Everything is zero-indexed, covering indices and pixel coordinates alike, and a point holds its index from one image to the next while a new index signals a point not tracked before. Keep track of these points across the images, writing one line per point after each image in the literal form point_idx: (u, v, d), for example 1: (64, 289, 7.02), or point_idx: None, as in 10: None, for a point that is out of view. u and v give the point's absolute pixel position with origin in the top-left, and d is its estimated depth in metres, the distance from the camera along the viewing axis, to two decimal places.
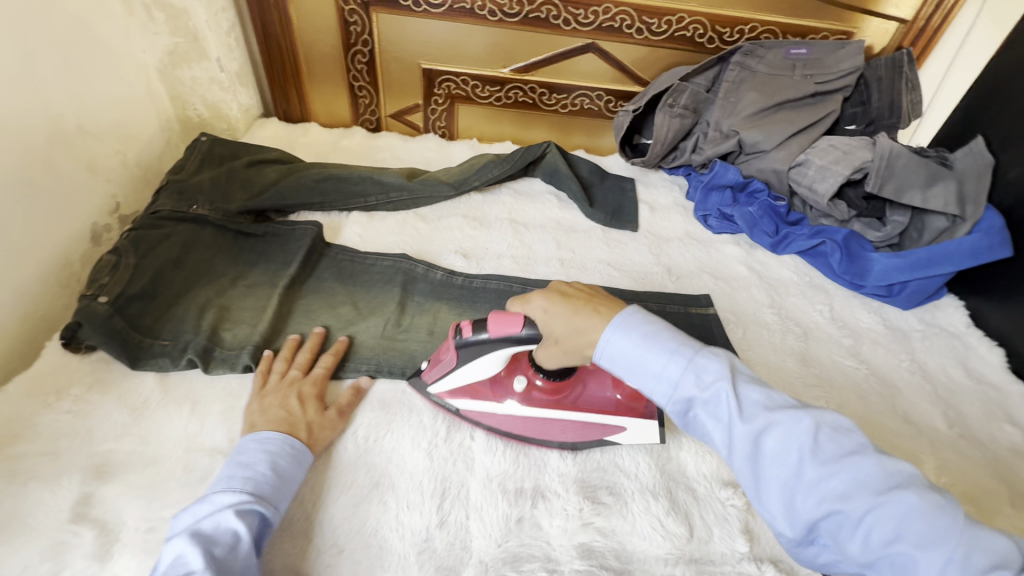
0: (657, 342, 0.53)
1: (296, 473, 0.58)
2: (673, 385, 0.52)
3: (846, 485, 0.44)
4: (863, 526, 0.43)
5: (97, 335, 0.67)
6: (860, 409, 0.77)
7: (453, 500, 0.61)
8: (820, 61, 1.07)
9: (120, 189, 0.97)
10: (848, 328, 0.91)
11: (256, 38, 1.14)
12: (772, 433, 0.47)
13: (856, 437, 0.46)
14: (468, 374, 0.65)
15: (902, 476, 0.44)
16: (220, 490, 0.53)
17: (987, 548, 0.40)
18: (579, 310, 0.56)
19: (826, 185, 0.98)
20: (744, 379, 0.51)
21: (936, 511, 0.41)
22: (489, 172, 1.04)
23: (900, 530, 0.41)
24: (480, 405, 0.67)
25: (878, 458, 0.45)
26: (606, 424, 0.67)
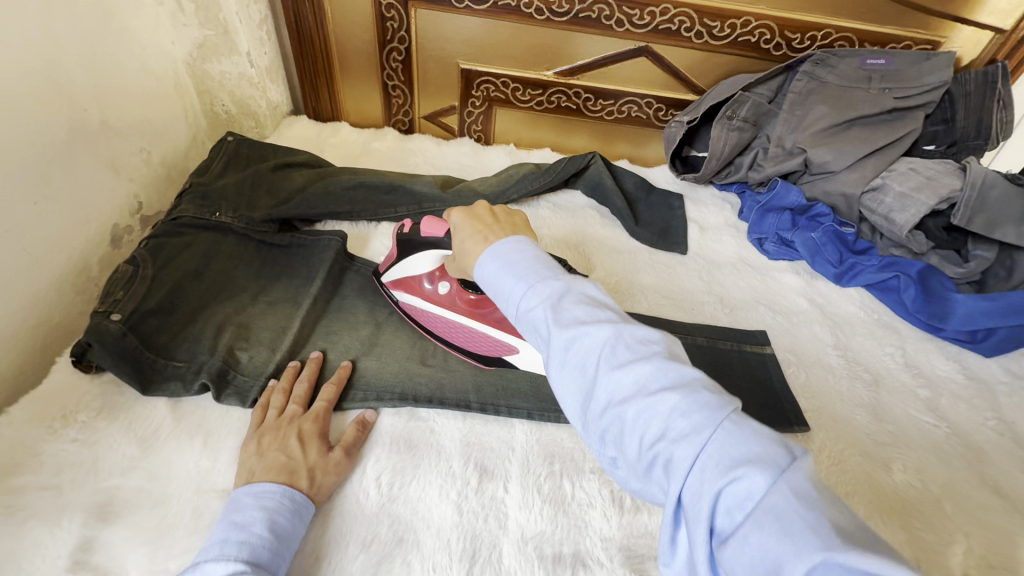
0: (512, 268, 0.48)
1: (296, 531, 0.52)
2: (511, 299, 0.47)
3: (632, 391, 0.39)
4: (641, 430, 0.37)
5: (107, 356, 0.62)
6: (941, 476, 0.68)
7: (482, 563, 0.55)
8: (901, 72, 0.95)
9: (143, 188, 0.93)
10: (924, 377, 0.81)
11: (289, 32, 1.08)
12: (577, 341, 0.42)
13: (657, 348, 0.41)
14: (405, 265, 0.74)
15: (686, 381, 0.38)
16: (212, 559, 0.47)
17: (756, 447, 0.34)
18: (476, 234, 0.55)
19: (906, 215, 0.87)
20: (574, 296, 0.45)
21: (712, 413, 0.36)
22: (530, 184, 0.97)
23: (667, 427, 0.36)
24: (410, 299, 0.76)
25: (671, 365, 0.39)
26: (502, 343, 0.71)
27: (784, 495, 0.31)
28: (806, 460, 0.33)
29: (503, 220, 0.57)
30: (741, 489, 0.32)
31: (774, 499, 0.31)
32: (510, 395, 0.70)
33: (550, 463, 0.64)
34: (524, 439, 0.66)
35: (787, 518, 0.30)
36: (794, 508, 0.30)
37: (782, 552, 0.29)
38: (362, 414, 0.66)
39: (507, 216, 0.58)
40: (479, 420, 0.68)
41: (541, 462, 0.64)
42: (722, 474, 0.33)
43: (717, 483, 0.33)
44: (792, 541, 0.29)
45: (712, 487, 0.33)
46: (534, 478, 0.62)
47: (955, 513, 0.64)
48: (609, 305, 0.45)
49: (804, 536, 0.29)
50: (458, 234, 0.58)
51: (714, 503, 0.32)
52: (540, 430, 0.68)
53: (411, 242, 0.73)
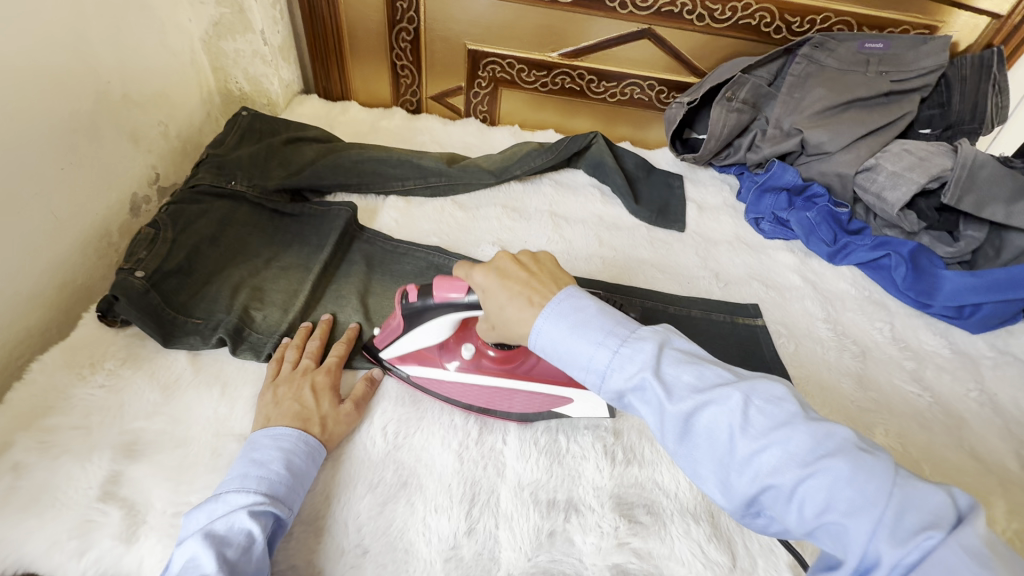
0: (582, 329, 0.49)
1: (310, 470, 0.56)
2: (599, 369, 0.48)
3: (778, 459, 0.40)
4: (797, 498, 0.39)
5: (132, 310, 0.66)
6: (921, 440, 0.71)
7: (482, 506, 0.59)
8: (899, 56, 0.97)
9: (160, 160, 0.97)
10: (911, 351, 0.84)
11: (301, 11, 1.11)
12: (703, 410, 0.43)
13: (789, 406, 0.42)
14: (415, 340, 0.65)
15: (836, 442, 0.39)
16: (233, 490, 0.51)
17: (925, 509, 0.35)
18: (516, 296, 0.53)
19: (897, 194, 0.90)
20: (672, 357, 0.47)
21: (872, 476, 0.37)
22: (532, 162, 1.00)
23: (830, 500, 0.37)
24: (430, 373, 0.67)
25: (813, 426, 0.40)
26: (552, 395, 0.66)
27: (960, 554, 0.32)
28: (977, 514, 0.34)
29: (535, 269, 0.55)
30: (917, 552, 0.33)
31: (950, 559, 0.32)
32: None
33: (547, 420, 0.67)
34: None
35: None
36: (970, 567, 0.31)
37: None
38: (370, 370, 0.70)
39: (533, 263, 0.56)
40: None
41: (538, 418, 0.68)
42: (900, 543, 0.34)
43: (895, 549, 0.34)
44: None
45: (892, 557, 0.34)
46: (532, 433, 0.66)
47: (933, 475, 0.68)
48: (712, 362, 0.46)
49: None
50: (494, 299, 0.54)
51: (894, 569, 0.34)
52: None
53: (424, 313, 0.62)
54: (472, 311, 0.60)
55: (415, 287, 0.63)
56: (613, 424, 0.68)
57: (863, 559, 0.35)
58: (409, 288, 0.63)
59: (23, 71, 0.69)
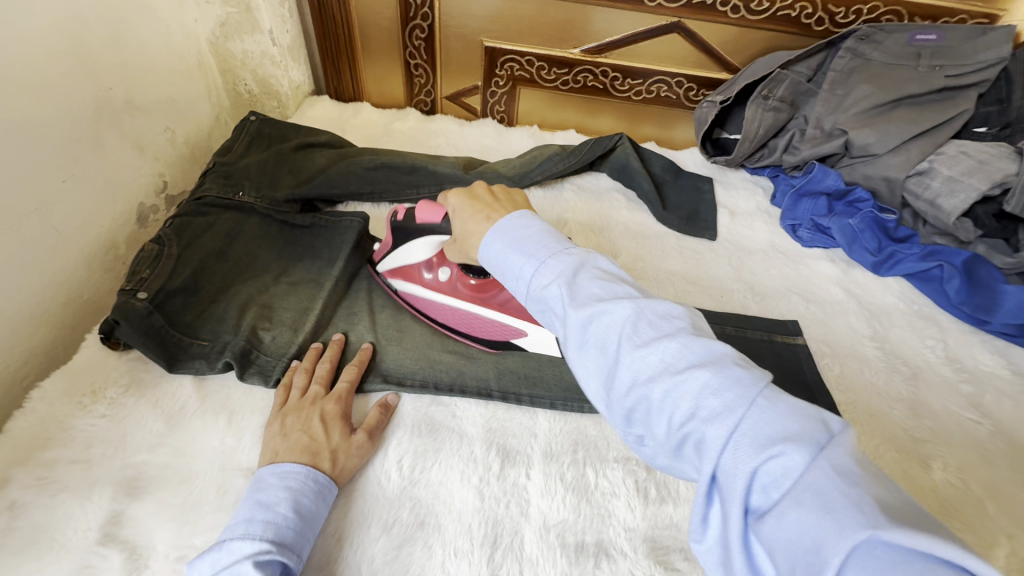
0: (518, 246, 0.48)
1: (320, 512, 0.52)
2: (522, 277, 0.46)
3: (655, 368, 0.37)
4: (668, 409, 0.36)
5: (134, 334, 0.63)
6: (983, 475, 0.65)
7: (505, 549, 0.54)
8: (953, 49, 0.89)
9: (167, 168, 0.93)
10: (967, 372, 0.77)
11: (311, 10, 1.07)
12: (595, 320, 0.41)
13: (679, 322, 0.40)
14: (400, 256, 0.73)
15: (715, 357, 0.37)
16: (238, 537, 0.47)
17: (795, 423, 0.32)
18: (476, 214, 0.54)
19: (954, 201, 0.82)
20: (589, 272, 0.44)
21: (744, 389, 0.34)
22: (553, 166, 0.95)
23: (696, 407, 0.35)
24: (409, 287, 0.75)
25: (695, 339, 0.38)
26: (511, 327, 0.71)
27: (827, 473, 0.30)
28: (847, 436, 0.32)
29: (501, 196, 0.56)
30: (777, 466, 0.31)
31: (814, 476, 0.30)
32: (532, 384, 0.68)
33: (573, 451, 0.63)
34: (547, 426, 0.65)
35: (828, 497, 0.29)
36: (837, 485, 0.29)
37: (824, 531, 0.28)
38: (383, 398, 0.65)
39: (505, 192, 0.57)
40: (500, 406, 0.67)
41: (564, 449, 0.63)
42: (757, 452, 0.32)
43: (751, 459, 0.32)
44: (835, 520, 0.28)
45: (746, 467, 0.32)
46: (558, 466, 0.61)
47: (999, 515, 0.61)
48: (625, 279, 0.44)
49: (846, 514, 0.28)
50: (461, 218, 0.56)
51: (749, 480, 0.32)
52: (564, 418, 0.66)
53: (408, 231, 0.70)
54: (446, 236, 0.67)
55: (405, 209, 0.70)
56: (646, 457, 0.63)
57: (718, 469, 0.33)
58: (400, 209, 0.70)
59: (19, 79, 0.66)
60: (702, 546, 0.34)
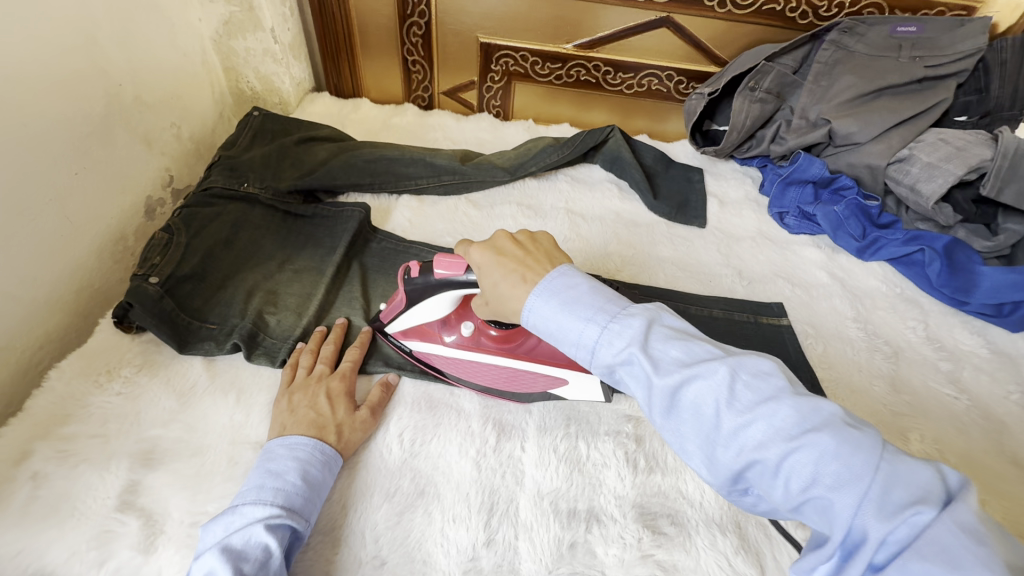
0: (572, 306, 0.49)
1: (326, 482, 0.55)
2: (584, 344, 0.48)
3: (763, 433, 0.39)
4: (783, 474, 0.39)
5: (146, 317, 0.66)
6: (958, 446, 0.68)
7: (501, 517, 0.57)
8: (933, 40, 0.93)
9: (173, 162, 0.96)
10: (946, 351, 0.80)
11: (311, 8, 1.10)
12: (689, 384, 0.42)
13: (776, 381, 0.41)
14: (418, 316, 0.67)
15: (823, 417, 0.39)
16: (250, 502, 0.50)
17: (914, 481, 0.35)
18: (510, 273, 0.53)
19: (932, 186, 0.85)
20: (661, 332, 0.46)
21: (861, 451, 0.36)
22: (547, 158, 0.98)
23: (815, 474, 0.37)
24: (430, 348, 0.69)
25: (798, 401, 0.40)
26: (548, 377, 0.66)
27: (952, 530, 0.32)
28: (969, 490, 0.34)
29: (531, 249, 0.55)
30: (906, 527, 0.33)
31: (940, 533, 0.32)
32: None
33: (566, 426, 0.66)
34: (540, 403, 0.68)
35: (957, 553, 0.31)
36: (964, 543, 0.31)
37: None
38: (385, 376, 0.68)
39: (531, 243, 0.56)
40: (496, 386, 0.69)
41: (558, 424, 0.66)
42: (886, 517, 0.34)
43: (881, 524, 0.34)
44: None
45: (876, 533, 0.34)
46: (552, 439, 0.64)
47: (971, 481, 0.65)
48: (701, 337, 0.46)
49: (979, 572, 0.30)
50: (490, 277, 0.54)
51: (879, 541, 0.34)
52: (557, 397, 0.69)
53: (426, 289, 0.63)
54: (472, 289, 0.60)
55: (419, 263, 0.64)
56: (635, 430, 0.66)
57: (845, 532, 0.35)
58: (414, 264, 0.64)
59: (34, 76, 0.69)
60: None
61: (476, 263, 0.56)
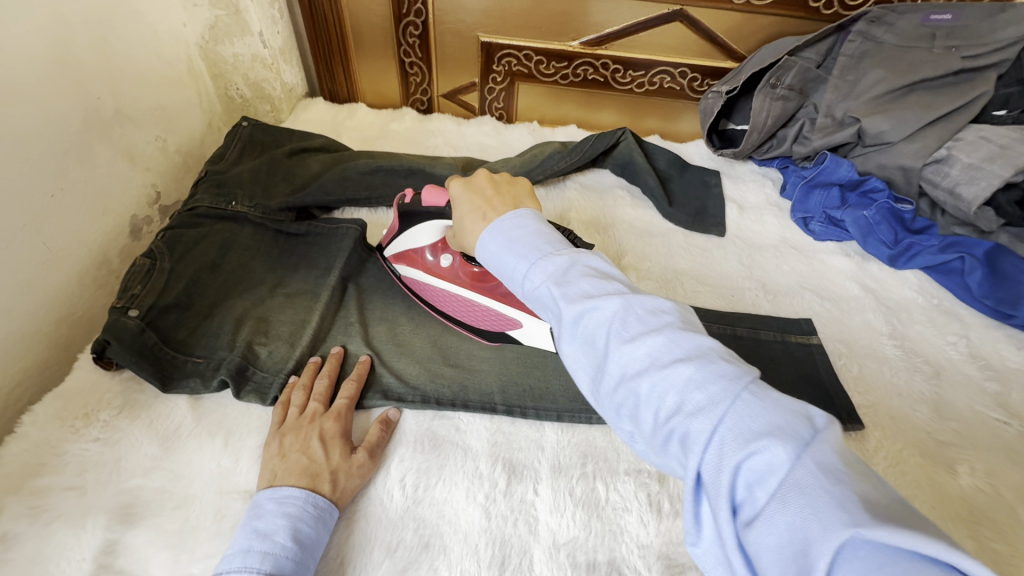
0: (513, 246, 0.47)
1: (320, 540, 0.50)
2: (517, 278, 0.46)
3: (642, 363, 0.37)
4: (653, 405, 0.36)
5: (126, 354, 0.61)
6: (1014, 479, 0.62)
7: (513, 571, 0.52)
8: (970, 28, 0.85)
9: (160, 177, 0.91)
10: (993, 370, 0.74)
11: (302, 10, 1.04)
12: (585, 314, 0.40)
13: (668, 318, 0.39)
14: (404, 238, 0.72)
15: (699, 351, 0.36)
16: (235, 570, 0.46)
17: (782, 418, 0.32)
18: (473, 208, 0.54)
19: (975, 189, 0.79)
20: (573, 265, 0.44)
21: (728, 382, 0.34)
22: (555, 164, 0.92)
23: (681, 401, 0.34)
24: (410, 272, 0.73)
25: (682, 333, 0.37)
26: (507, 318, 0.68)
27: (813, 471, 0.29)
28: (833, 432, 0.31)
29: (502, 188, 0.56)
30: (761, 461, 0.30)
31: (799, 473, 0.29)
32: (537, 397, 0.66)
33: (582, 465, 0.60)
34: (554, 439, 0.63)
35: (813, 495, 0.28)
36: (822, 485, 0.28)
37: (810, 530, 0.27)
38: (385, 412, 0.63)
39: (507, 183, 0.57)
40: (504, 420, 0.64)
41: (573, 463, 0.61)
42: (742, 448, 0.31)
43: (736, 454, 0.31)
44: (820, 519, 0.27)
45: (731, 464, 0.31)
46: (567, 480, 0.59)
47: None
48: (610, 275, 0.44)
49: (831, 512, 0.27)
50: (457, 209, 0.56)
51: (734, 475, 0.31)
52: (572, 430, 0.64)
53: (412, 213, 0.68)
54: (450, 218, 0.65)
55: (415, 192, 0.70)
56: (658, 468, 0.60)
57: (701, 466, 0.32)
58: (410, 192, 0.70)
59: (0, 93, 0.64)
60: (697, 547, 0.33)
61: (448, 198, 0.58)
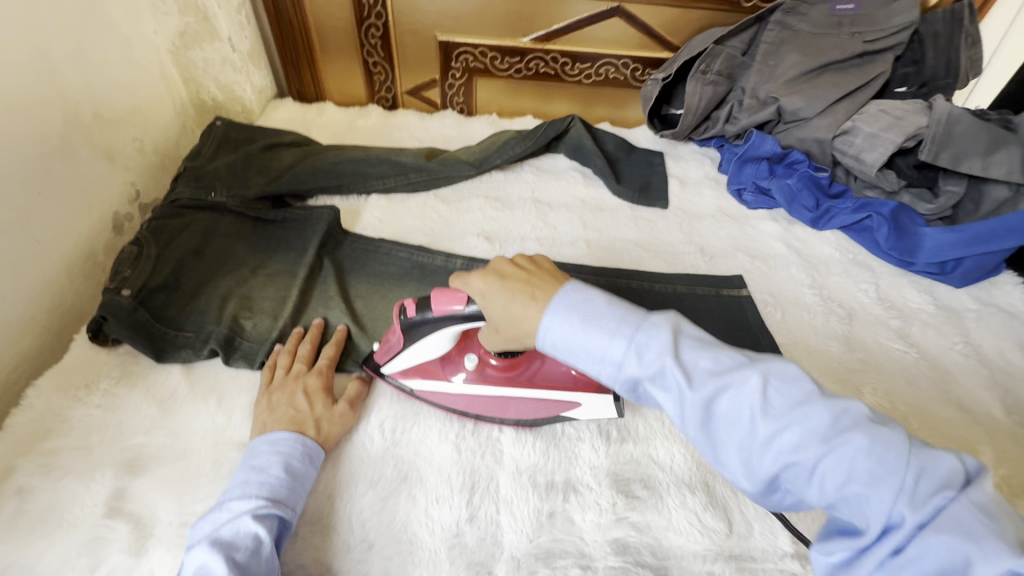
0: (593, 321, 0.49)
1: (309, 473, 0.57)
2: (616, 359, 0.48)
3: (797, 437, 0.41)
4: (819, 474, 0.40)
5: (121, 329, 0.67)
6: (909, 396, 0.73)
7: (482, 493, 0.60)
8: (870, 16, 0.97)
9: (139, 176, 0.96)
10: (896, 309, 0.85)
11: (267, 15, 1.10)
12: (725, 394, 0.44)
13: (804, 385, 0.43)
14: (418, 354, 0.65)
15: (853, 418, 0.41)
16: (235, 497, 0.52)
17: (933, 467, 0.37)
18: (517, 295, 0.53)
19: (875, 155, 0.90)
20: (688, 341, 0.47)
21: (890, 447, 0.39)
22: (511, 150, 1.00)
23: (850, 472, 0.39)
24: (434, 386, 0.67)
25: (830, 403, 0.42)
26: (550, 403, 0.66)
27: (969, 509, 0.35)
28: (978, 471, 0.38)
29: (533, 270, 0.55)
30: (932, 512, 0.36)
31: (958, 512, 0.35)
32: None
33: None
34: None
35: (971, 526, 0.34)
36: (978, 518, 0.34)
37: (971, 554, 0.33)
38: (362, 372, 0.70)
39: (530, 263, 0.57)
40: None
41: None
42: (914, 505, 0.36)
43: (913, 511, 0.36)
44: (981, 547, 0.33)
45: (910, 521, 0.36)
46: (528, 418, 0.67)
47: (921, 428, 0.69)
48: (726, 347, 0.47)
49: (991, 542, 0.33)
50: (498, 303, 0.54)
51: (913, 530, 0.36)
52: None
53: (425, 325, 0.62)
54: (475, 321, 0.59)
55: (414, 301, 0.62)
56: None
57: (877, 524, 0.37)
58: (409, 303, 0.63)
59: None
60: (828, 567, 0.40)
61: (478, 289, 0.56)
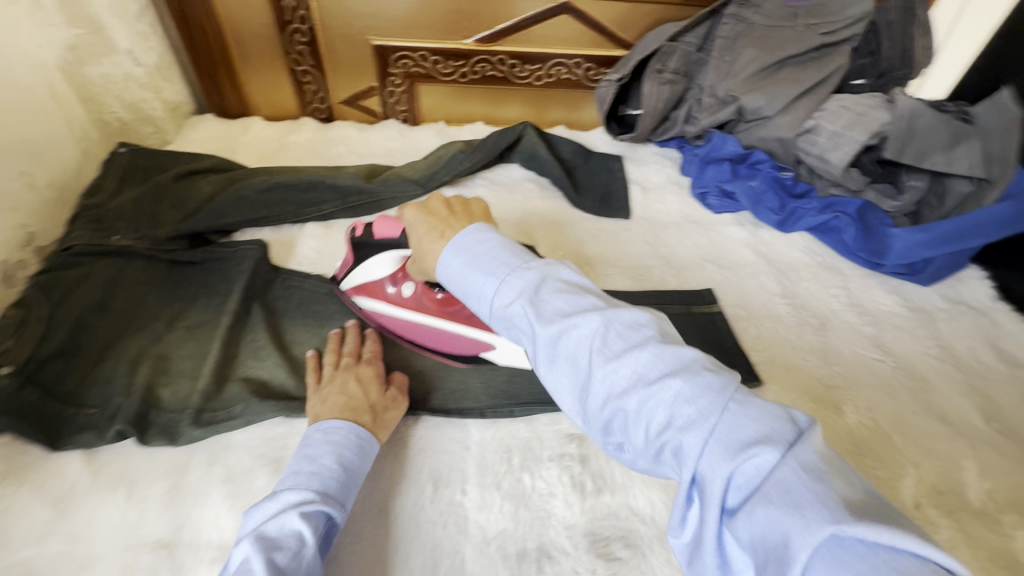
0: (477, 262, 0.48)
1: (363, 466, 0.54)
2: (484, 296, 0.47)
3: (629, 378, 0.39)
4: (644, 418, 0.38)
5: (4, 416, 0.57)
6: (890, 410, 0.70)
7: (446, 574, 0.53)
8: (823, 6, 0.93)
9: (31, 217, 0.79)
10: (869, 315, 0.82)
11: (177, 23, 0.98)
12: (566, 335, 0.42)
13: (647, 332, 0.41)
14: (363, 270, 0.71)
15: (684, 363, 0.39)
16: (288, 487, 0.48)
17: (764, 425, 0.35)
18: (432, 230, 0.53)
19: (839, 154, 0.87)
20: (554, 286, 0.45)
21: (713, 394, 0.37)
22: (458, 165, 0.92)
23: (671, 415, 0.37)
24: (375, 305, 0.71)
25: (664, 348, 0.40)
26: (479, 340, 0.69)
27: (795, 471, 0.32)
28: (815, 432, 0.34)
29: (458, 210, 0.55)
30: (751, 467, 0.33)
31: (782, 474, 0.32)
32: (459, 397, 0.67)
33: (507, 459, 0.62)
34: (478, 437, 0.64)
35: (796, 493, 0.31)
36: (803, 481, 0.31)
37: (790, 525, 0.30)
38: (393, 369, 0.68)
39: (461, 203, 0.57)
40: (427, 424, 0.65)
41: (496, 458, 0.62)
42: (731, 458, 0.34)
43: (726, 463, 0.34)
44: (803, 516, 0.30)
45: (723, 473, 0.33)
46: (493, 476, 0.60)
47: (906, 446, 0.66)
48: (592, 292, 0.45)
49: (814, 510, 0.30)
50: (416, 232, 0.55)
51: (726, 483, 0.33)
52: (495, 425, 0.65)
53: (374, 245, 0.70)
54: None
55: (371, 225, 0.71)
56: (579, 450, 0.63)
57: (696, 474, 0.35)
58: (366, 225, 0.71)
59: None
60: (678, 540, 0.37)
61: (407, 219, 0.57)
